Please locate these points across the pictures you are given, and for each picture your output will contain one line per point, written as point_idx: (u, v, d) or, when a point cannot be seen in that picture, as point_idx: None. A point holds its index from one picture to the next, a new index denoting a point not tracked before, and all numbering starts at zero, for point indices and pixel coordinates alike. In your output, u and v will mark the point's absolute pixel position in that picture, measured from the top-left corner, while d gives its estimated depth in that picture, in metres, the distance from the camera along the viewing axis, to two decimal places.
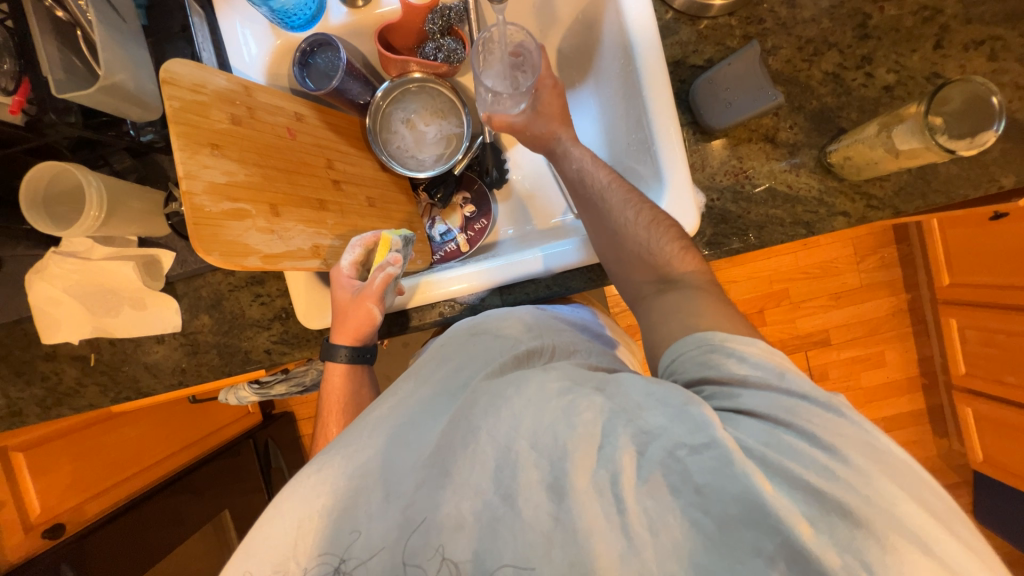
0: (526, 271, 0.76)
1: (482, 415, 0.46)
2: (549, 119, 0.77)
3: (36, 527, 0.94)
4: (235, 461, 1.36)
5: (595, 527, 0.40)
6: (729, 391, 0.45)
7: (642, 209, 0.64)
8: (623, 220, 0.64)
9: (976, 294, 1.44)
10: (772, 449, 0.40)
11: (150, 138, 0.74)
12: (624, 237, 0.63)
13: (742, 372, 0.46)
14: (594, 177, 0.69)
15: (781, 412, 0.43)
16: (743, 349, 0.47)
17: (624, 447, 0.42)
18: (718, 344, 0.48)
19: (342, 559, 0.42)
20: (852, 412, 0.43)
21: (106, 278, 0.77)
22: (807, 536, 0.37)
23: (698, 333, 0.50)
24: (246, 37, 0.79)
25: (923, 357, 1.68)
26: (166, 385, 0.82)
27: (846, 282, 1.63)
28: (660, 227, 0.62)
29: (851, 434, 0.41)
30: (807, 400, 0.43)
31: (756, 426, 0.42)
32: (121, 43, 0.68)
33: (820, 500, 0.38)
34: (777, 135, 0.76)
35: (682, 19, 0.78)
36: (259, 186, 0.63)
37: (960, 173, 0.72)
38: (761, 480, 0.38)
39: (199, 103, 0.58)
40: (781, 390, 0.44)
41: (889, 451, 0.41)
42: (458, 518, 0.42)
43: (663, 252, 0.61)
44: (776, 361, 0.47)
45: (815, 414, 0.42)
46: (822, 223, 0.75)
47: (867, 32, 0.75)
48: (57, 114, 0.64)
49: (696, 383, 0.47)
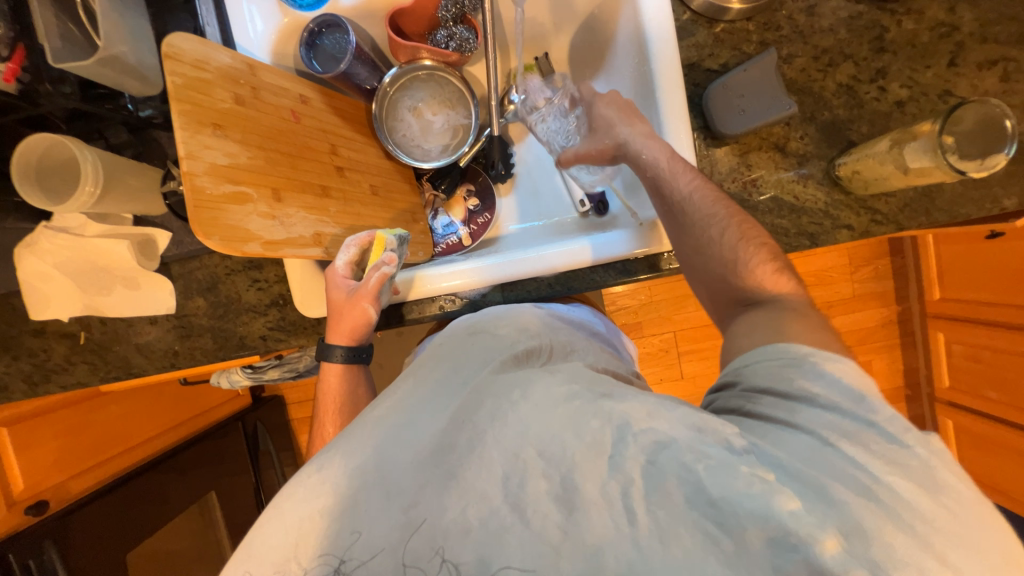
0: (540, 270, 0.76)
1: (488, 419, 0.47)
2: (611, 123, 0.72)
3: (19, 504, 0.92)
4: (222, 443, 1.35)
5: (603, 537, 0.40)
6: (788, 405, 0.44)
7: (727, 227, 0.60)
8: (707, 237, 0.61)
9: (967, 309, 1.47)
10: (808, 466, 0.40)
11: (149, 114, 0.72)
12: (709, 253, 0.60)
13: (815, 390, 0.43)
14: (681, 182, 0.63)
15: (831, 432, 0.41)
16: (828, 366, 0.44)
17: (632, 457, 0.42)
18: (799, 358, 0.46)
19: (342, 560, 0.42)
20: (918, 442, 0.40)
21: (99, 255, 0.75)
22: (831, 551, 0.36)
23: (781, 344, 0.48)
24: (253, 13, 0.76)
25: (908, 368, 1.71)
26: (158, 367, 0.80)
27: (840, 291, 1.65)
28: (750, 246, 0.59)
29: (907, 463, 0.39)
30: (874, 428, 0.41)
31: (800, 443, 0.41)
32: (121, 12, 0.65)
33: (847, 517, 0.38)
34: (787, 145, 0.75)
35: (700, 21, 0.77)
36: (261, 170, 0.62)
37: (964, 193, 0.72)
38: (782, 498, 0.38)
39: (202, 81, 0.56)
40: (849, 414, 0.42)
41: (946, 482, 0.39)
42: (463, 524, 0.42)
43: (753, 276, 0.57)
44: (865, 384, 0.43)
45: (875, 441, 0.40)
46: (826, 235, 0.75)
47: (883, 46, 0.74)
48: (54, 85, 0.63)
49: (756, 391, 0.46)
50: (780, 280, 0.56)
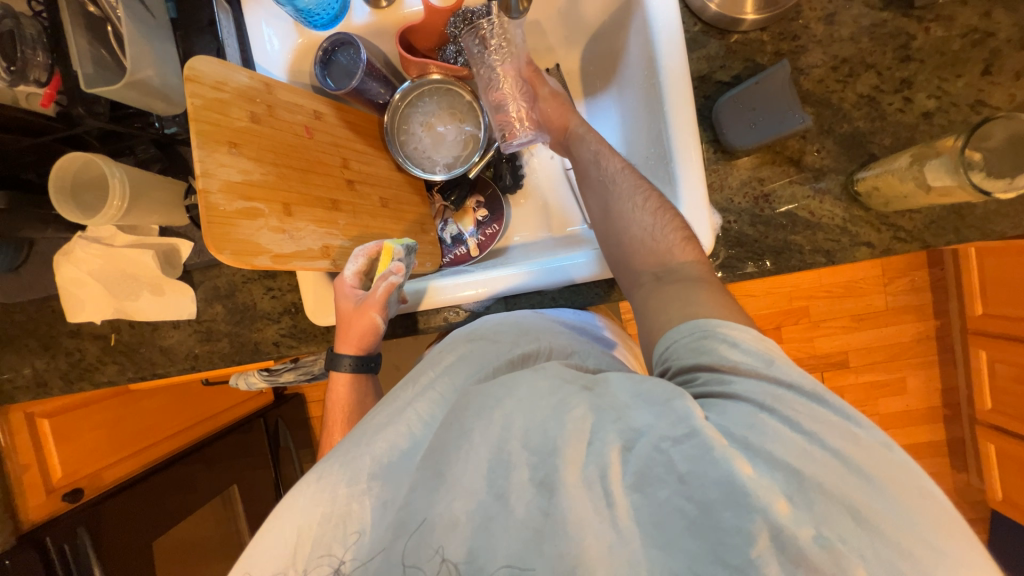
0: (553, 281, 0.75)
1: (474, 417, 0.47)
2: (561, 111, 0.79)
3: (57, 490, 0.99)
4: (246, 438, 1.41)
5: (585, 521, 0.40)
6: (721, 377, 0.45)
7: (650, 195, 0.64)
8: (630, 205, 0.64)
9: (1009, 327, 1.37)
10: (753, 434, 0.40)
11: (173, 131, 0.76)
12: (628, 222, 0.63)
13: (735, 358, 0.45)
14: (607, 163, 0.69)
15: (766, 396, 0.42)
16: (736, 334, 0.47)
17: (612, 443, 0.42)
18: (713, 329, 0.48)
19: (342, 561, 0.44)
20: (831, 396, 0.42)
21: (126, 264, 0.80)
22: (784, 513, 0.37)
23: (694, 320, 0.50)
24: (270, 36, 0.80)
25: (946, 387, 1.61)
26: (180, 369, 0.85)
27: (872, 304, 1.57)
28: (665, 216, 0.62)
29: (827, 419, 0.41)
30: (793, 389, 0.43)
31: (740, 411, 0.42)
32: (149, 37, 0.70)
33: (795, 481, 0.38)
34: (803, 158, 0.73)
35: (711, 32, 0.76)
36: (274, 185, 0.64)
37: (999, 209, 0.68)
38: (739, 463, 0.38)
39: (220, 101, 0.59)
40: (769, 378, 0.43)
41: (860, 428, 0.41)
42: (451, 516, 0.42)
43: (665, 240, 0.61)
44: (769, 348, 0.46)
45: (799, 403, 0.42)
46: (843, 252, 0.72)
47: (909, 54, 0.71)
48: (86, 107, 0.67)
49: (689, 370, 0.47)
50: (687, 248, 0.60)
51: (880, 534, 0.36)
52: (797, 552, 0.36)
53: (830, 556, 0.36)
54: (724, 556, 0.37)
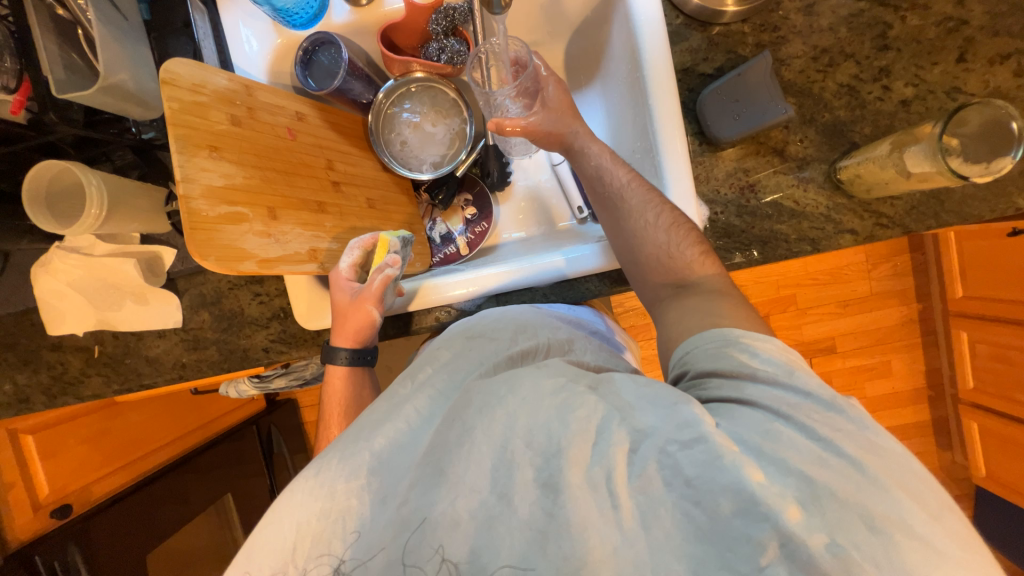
0: (549, 277, 0.75)
1: (478, 415, 0.47)
2: (562, 114, 0.75)
3: (45, 507, 0.97)
4: (239, 445, 1.39)
5: (589, 521, 0.40)
6: (735, 383, 0.46)
7: (661, 211, 0.63)
8: (643, 222, 0.63)
9: (987, 308, 1.40)
10: (765, 439, 0.41)
11: (150, 136, 0.75)
12: (642, 238, 0.63)
13: (751, 365, 0.46)
14: (611, 176, 0.68)
15: (781, 404, 0.43)
16: (756, 345, 0.48)
17: (618, 444, 0.42)
18: (734, 339, 0.49)
19: (342, 561, 0.43)
20: (848, 406, 0.43)
21: (108, 273, 0.78)
22: (795, 520, 0.37)
23: (715, 329, 0.51)
24: (249, 37, 0.79)
25: (930, 368, 1.65)
26: (167, 378, 0.83)
27: (857, 290, 1.60)
28: (680, 231, 0.62)
29: (845, 429, 0.41)
30: (811, 399, 0.43)
31: (753, 417, 0.43)
32: (122, 40, 0.68)
33: (804, 485, 0.38)
34: (786, 148, 0.73)
35: (693, 25, 0.76)
36: (257, 189, 0.63)
37: (976, 194, 0.69)
38: (750, 470, 0.39)
39: (199, 104, 0.58)
40: (787, 387, 0.44)
41: (880, 441, 0.41)
42: (453, 517, 0.42)
43: (683, 257, 0.61)
44: (790, 359, 0.47)
45: (815, 412, 0.42)
46: (828, 241, 0.73)
47: (887, 43, 0.72)
48: (58, 113, 0.64)
49: (705, 375, 0.48)
50: (706, 263, 0.60)
51: (894, 544, 0.36)
52: (808, 560, 0.36)
53: (843, 565, 0.36)
54: (733, 563, 0.37)
